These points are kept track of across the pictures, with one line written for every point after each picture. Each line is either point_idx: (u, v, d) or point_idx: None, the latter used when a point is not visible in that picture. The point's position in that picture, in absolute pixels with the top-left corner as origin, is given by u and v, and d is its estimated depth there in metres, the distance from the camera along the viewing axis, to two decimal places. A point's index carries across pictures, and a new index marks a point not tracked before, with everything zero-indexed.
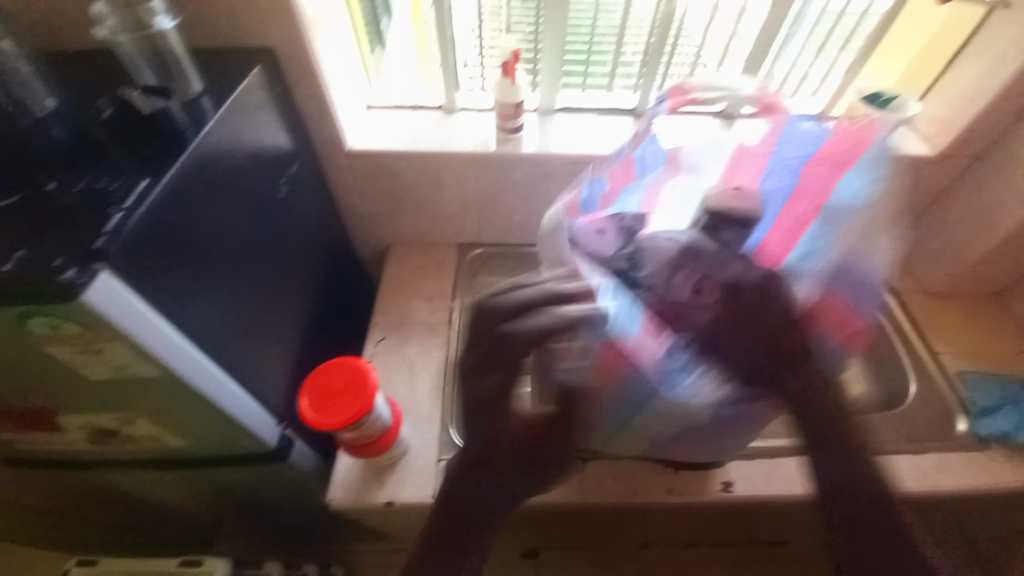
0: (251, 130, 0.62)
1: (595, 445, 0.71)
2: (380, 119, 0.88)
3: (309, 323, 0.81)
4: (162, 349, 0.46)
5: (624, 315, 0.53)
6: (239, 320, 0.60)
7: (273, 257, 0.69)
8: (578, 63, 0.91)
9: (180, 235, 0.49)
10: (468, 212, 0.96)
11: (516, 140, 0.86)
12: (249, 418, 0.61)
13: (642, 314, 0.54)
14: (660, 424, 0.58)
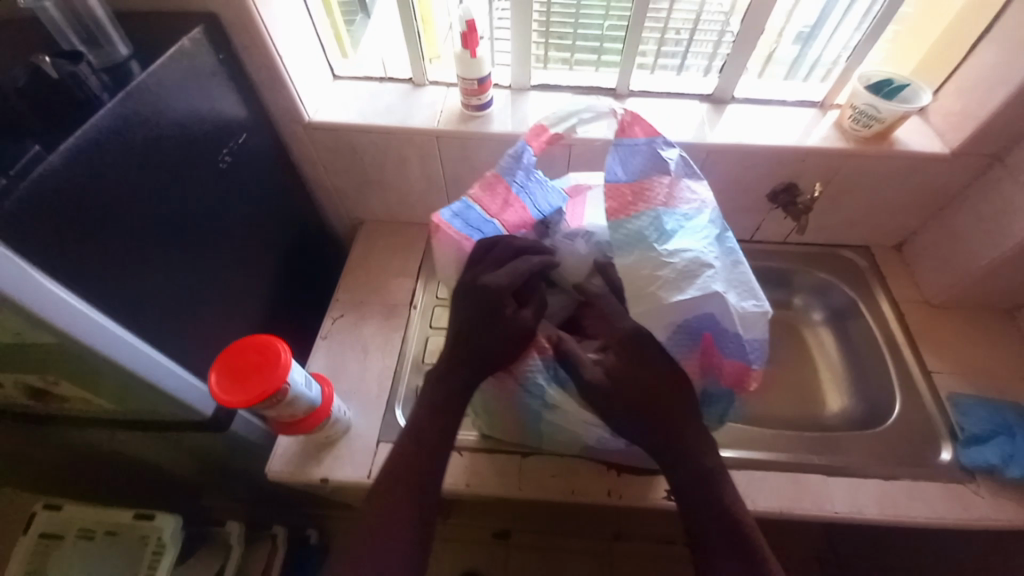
0: (178, 97, 0.61)
1: (529, 437, 0.69)
2: (345, 92, 0.85)
3: (264, 296, 0.82)
4: (50, 311, 0.46)
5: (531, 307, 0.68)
6: (161, 287, 0.60)
7: (213, 229, 0.68)
8: (591, 38, 0.85)
9: (82, 204, 0.50)
10: (436, 192, 0.92)
11: (482, 117, 0.82)
12: (176, 387, 0.61)
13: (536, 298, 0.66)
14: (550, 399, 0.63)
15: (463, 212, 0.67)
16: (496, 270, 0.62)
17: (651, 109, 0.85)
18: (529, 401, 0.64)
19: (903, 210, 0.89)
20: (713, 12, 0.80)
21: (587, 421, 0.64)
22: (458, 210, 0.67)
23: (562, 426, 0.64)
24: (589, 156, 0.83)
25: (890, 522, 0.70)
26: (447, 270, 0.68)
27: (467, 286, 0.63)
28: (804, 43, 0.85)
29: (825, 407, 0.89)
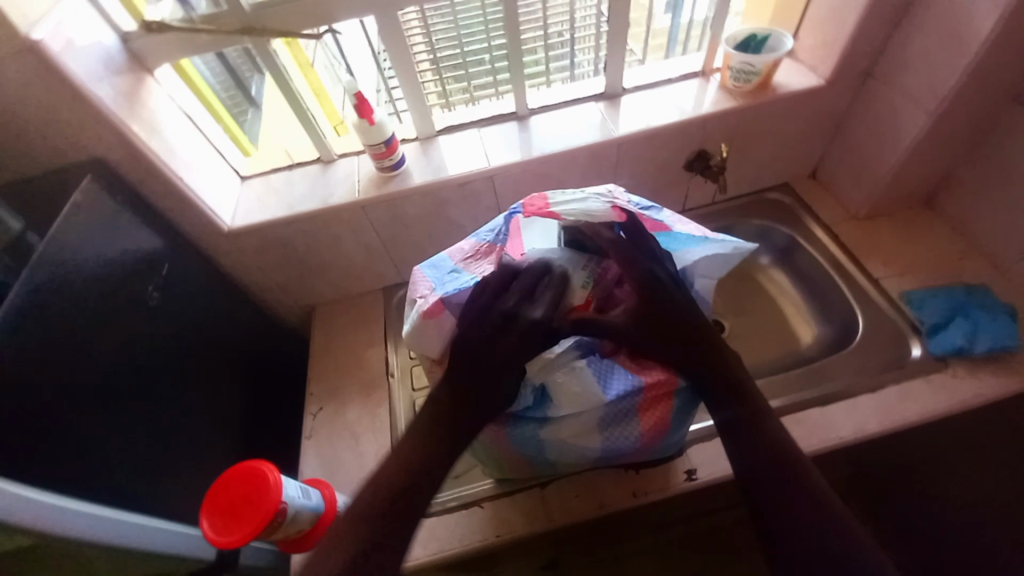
0: (87, 252, 0.59)
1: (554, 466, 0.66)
2: (258, 190, 0.85)
3: (235, 417, 0.79)
4: (15, 510, 0.42)
5: None
6: (125, 446, 0.57)
7: (163, 368, 0.66)
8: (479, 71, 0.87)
9: (22, 390, 0.48)
10: (379, 258, 0.92)
11: (400, 175, 0.83)
12: (172, 544, 0.58)
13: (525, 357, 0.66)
14: (578, 409, 0.58)
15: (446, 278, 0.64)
16: (484, 322, 0.61)
17: (555, 121, 0.89)
18: (544, 424, 0.60)
19: (806, 142, 0.95)
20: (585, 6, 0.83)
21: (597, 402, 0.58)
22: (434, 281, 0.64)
23: (567, 419, 0.59)
24: (511, 180, 0.86)
25: (892, 430, 0.73)
26: (431, 348, 0.63)
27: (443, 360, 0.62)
28: (671, 13, 0.89)
29: (799, 341, 0.93)
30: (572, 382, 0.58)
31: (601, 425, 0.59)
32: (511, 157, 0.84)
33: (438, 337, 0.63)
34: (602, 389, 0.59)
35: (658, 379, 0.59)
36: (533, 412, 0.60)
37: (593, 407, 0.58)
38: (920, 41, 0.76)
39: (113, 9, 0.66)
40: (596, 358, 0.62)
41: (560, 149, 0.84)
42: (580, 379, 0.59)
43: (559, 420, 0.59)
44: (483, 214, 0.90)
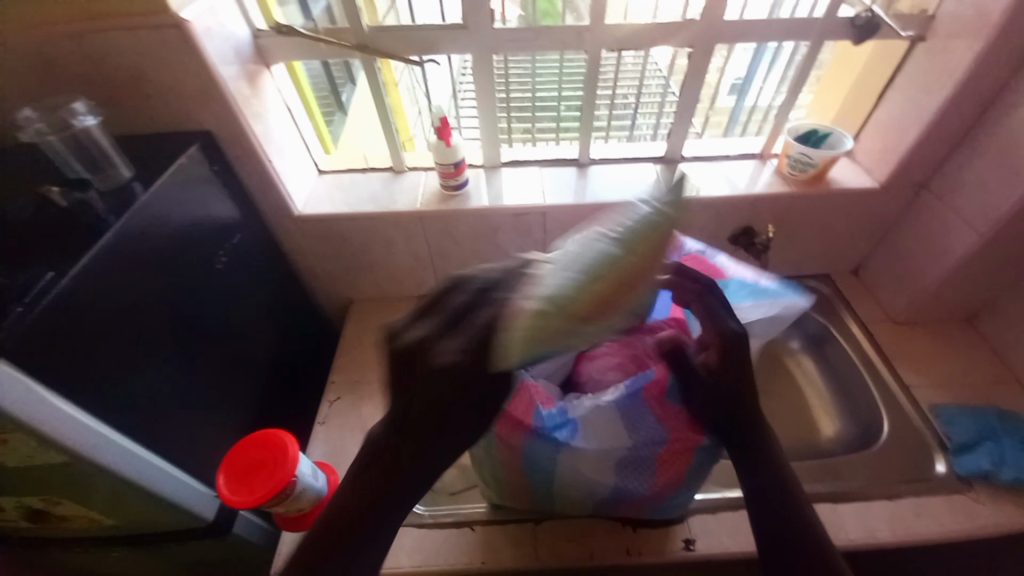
0: (179, 210, 0.65)
1: (553, 496, 0.65)
2: (331, 184, 0.92)
3: (260, 389, 0.82)
4: (64, 428, 0.48)
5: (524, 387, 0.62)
6: (164, 390, 0.61)
7: (212, 327, 0.70)
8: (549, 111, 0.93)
9: (94, 318, 0.52)
10: (423, 267, 0.97)
11: (460, 196, 0.89)
12: (178, 494, 0.61)
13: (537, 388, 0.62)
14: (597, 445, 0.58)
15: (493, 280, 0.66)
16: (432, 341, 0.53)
17: (613, 174, 0.94)
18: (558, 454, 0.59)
19: (851, 239, 0.97)
20: (653, 74, 0.90)
21: (617, 442, 0.58)
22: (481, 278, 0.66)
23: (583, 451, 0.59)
24: (562, 221, 0.91)
25: (904, 544, 0.71)
26: None
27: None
28: (738, 95, 0.94)
29: (820, 433, 0.91)
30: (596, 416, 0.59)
31: (617, 464, 0.59)
32: (567, 198, 0.89)
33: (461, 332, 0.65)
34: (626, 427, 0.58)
35: (684, 435, 0.59)
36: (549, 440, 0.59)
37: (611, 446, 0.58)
38: (979, 165, 0.79)
39: (252, 8, 0.75)
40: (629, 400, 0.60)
41: (614, 200, 0.88)
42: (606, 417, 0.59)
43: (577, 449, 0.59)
44: (529, 247, 0.95)
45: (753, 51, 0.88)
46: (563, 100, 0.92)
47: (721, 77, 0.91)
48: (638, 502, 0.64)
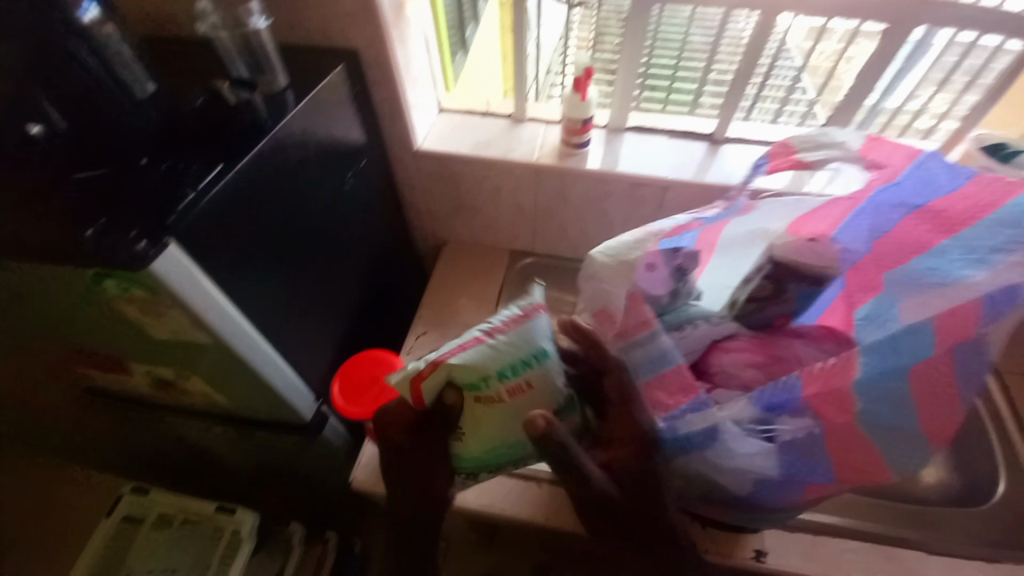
0: (322, 125, 0.66)
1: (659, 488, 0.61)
2: (450, 122, 0.91)
3: (358, 312, 0.85)
4: (214, 316, 0.49)
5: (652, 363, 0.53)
6: (289, 295, 0.64)
7: (330, 243, 0.72)
8: (662, 78, 0.87)
9: (246, 217, 0.53)
10: (523, 222, 0.96)
11: (580, 155, 0.85)
12: (286, 390, 0.65)
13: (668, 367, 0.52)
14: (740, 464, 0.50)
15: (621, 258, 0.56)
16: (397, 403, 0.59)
17: (747, 156, 0.86)
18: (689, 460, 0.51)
19: None
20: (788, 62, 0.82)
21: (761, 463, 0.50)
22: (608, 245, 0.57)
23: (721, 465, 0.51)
24: (682, 201, 0.86)
25: None
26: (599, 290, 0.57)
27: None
28: (901, 88, 0.81)
29: (918, 478, 0.81)
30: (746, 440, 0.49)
31: (752, 484, 0.51)
32: (696, 175, 0.83)
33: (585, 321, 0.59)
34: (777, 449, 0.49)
35: (854, 480, 0.49)
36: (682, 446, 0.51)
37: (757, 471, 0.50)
38: None
39: None
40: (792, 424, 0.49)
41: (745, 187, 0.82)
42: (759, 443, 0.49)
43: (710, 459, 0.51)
44: (636, 222, 0.91)
45: (913, 44, 0.74)
46: (681, 70, 0.86)
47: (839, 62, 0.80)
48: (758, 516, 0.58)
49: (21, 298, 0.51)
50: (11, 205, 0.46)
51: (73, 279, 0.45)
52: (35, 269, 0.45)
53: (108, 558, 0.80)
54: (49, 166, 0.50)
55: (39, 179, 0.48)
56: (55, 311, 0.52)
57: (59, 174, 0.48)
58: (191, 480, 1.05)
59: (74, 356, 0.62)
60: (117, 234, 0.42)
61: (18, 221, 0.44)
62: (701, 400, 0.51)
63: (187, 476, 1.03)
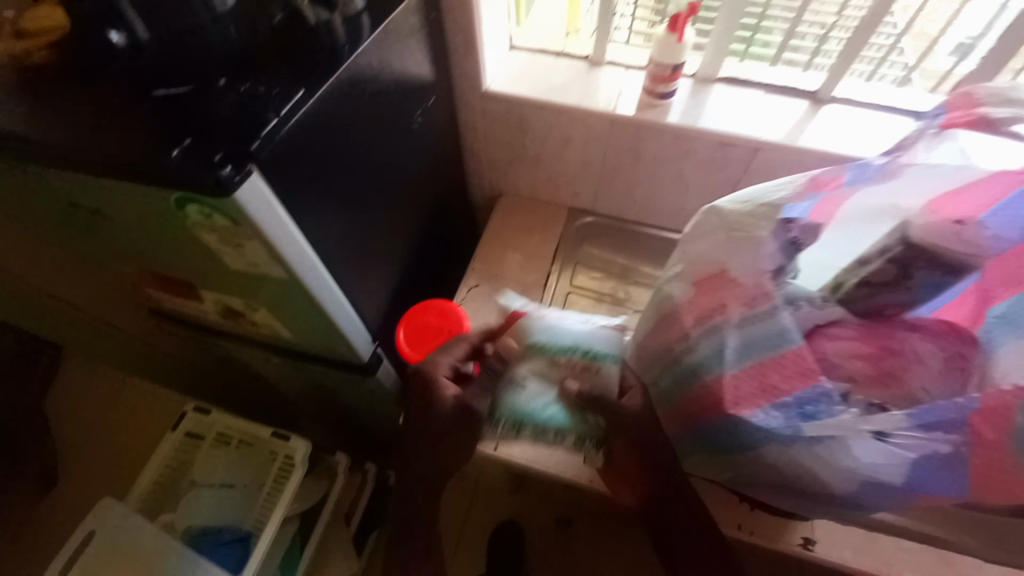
0: (396, 55, 0.61)
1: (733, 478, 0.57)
2: (521, 62, 0.84)
3: (413, 259, 0.84)
4: (289, 249, 0.48)
5: (766, 342, 0.45)
6: (354, 234, 0.62)
7: (394, 184, 0.69)
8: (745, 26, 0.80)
9: (321, 149, 0.50)
10: (587, 178, 0.91)
11: (663, 108, 0.78)
12: (347, 328, 0.65)
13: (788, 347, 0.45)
14: (850, 468, 0.44)
15: (750, 206, 0.49)
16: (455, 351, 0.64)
17: (851, 121, 0.77)
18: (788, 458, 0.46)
19: None
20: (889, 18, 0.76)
21: (879, 470, 0.43)
22: (738, 196, 0.51)
23: (826, 468, 0.45)
24: (769, 167, 0.78)
25: None
26: (705, 255, 0.51)
27: (669, 317, 0.53)
28: None
29: None
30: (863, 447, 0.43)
31: (859, 489, 0.45)
32: (792, 138, 0.75)
33: (676, 287, 0.53)
34: (905, 459, 0.42)
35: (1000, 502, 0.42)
36: (782, 439, 0.45)
37: (870, 479, 0.44)
38: None
39: None
40: (934, 438, 0.41)
41: (846, 156, 0.73)
42: (880, 452, 0.43)
43: (814, 457, 0.45)
44: (712, 186, 0.85)
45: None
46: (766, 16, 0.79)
47: (945, 29, 0.73)
48: (839, 512, 0.53)
49: (102, 218, 0.51)
50: (92, 119, 0.45)
51: (156, 200, 0.44)
52: (118, 187, 0.44)
53: (173, 467, 0.86)
54: (126, 81, 0.47)
55: (117, 94, 0.46)
56: (135, 233, 0.51)
57: (139, 91, 0.46)
58: (244, 404, 1.11)
59: (147, 278, 0.63)
60: (202, 156, 0.40)
61: (101, 136, 0.43)
62: (823, 390, 0.43)
63: (241, 399, 1.09)
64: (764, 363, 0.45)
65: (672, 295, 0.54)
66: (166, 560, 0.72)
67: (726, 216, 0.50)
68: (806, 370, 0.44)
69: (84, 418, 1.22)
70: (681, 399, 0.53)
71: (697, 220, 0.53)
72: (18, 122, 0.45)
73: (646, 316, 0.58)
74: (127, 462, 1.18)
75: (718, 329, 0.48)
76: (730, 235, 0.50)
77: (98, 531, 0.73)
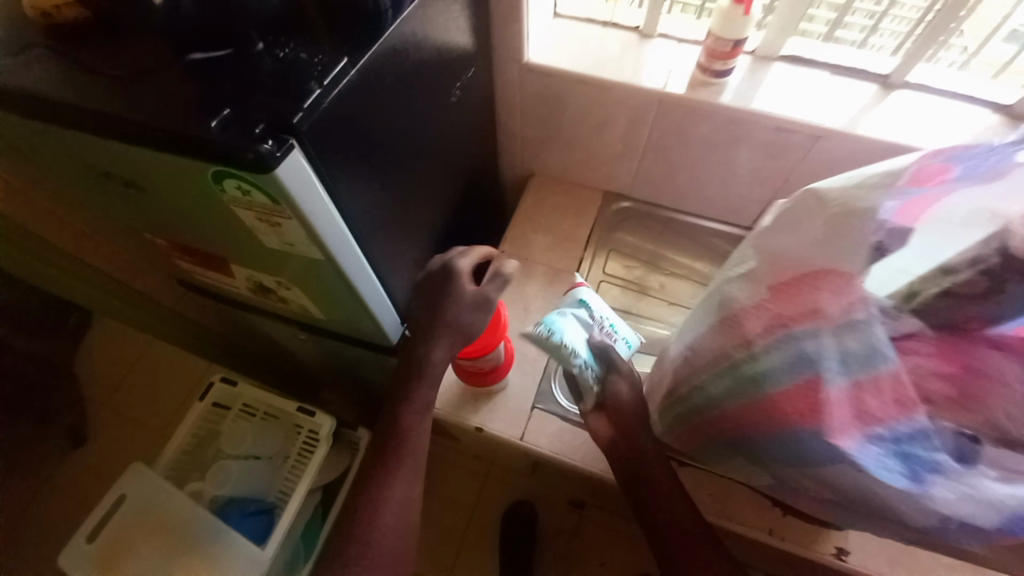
0: (439, 21, 0.57)
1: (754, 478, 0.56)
2: (565, 33, 0.78)
3: (444, 239, 0.81)
4: (327, 230, 0.46)
5: (864, 359, 0.40)
6: (390, 213, 0.59)
7: (430, 161, 0.66)
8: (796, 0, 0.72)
9: (363, 123, 0.47)
10: (627, 161, 0.86)
11: (718, 88, 0.72)
12: (379, 310, 0.63)
13: (889, 371, 0.40)
14: (944, 516, 0.40)
15: (860, 182, 0.40)
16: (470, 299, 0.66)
17: (922, 110, 0.71)
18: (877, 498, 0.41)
19: None
20: None
21: (979, 518, 0.40)
22: (840, 176, 0.42)
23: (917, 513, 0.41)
24: (827, 156, 0.73)
25: None
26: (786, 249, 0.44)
27: (727, 322, 0.46)
28: None
29: None
30: (964, 495, 0.39)
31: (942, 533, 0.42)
32: (857, 126, 0.69)
33: (741, 288, 0.46)
34: (999, 511, 0.39)
35: None
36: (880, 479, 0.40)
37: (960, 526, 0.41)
38: None
39: None
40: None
41: (916, 148, 0.68)
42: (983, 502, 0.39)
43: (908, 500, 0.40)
44: (762, 174, 0.80)
45: None
46: None
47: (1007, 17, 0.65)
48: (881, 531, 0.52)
49: (134, 189, 0.50)
50: (125, 83, 0.42)
51: (191, 173, 0.41)
52: (152, 157, 0.42)
53: (200, 435, 0.87)
54: (159, 43, 0.45)
55: (150, 56, 0.44)
56: (168, 205, 0.50)
57: (174, 55, 0.44)
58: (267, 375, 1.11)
59: (177, 249, 0.62)
60: (242, 129, 0.38)
61: (135, 102, 0.40)
62: (922, 426, 0.40)
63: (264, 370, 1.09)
64: (859, 387, 0.40)
65: (736, 295, 0.47)
66: (197, 523, 0.74)
67: (825, 198, 0.41)
68: (905, 398, 0.40)
69: (110, 378, 1.25)
70: (734, 414, 0.47)
71: (789, 203, 0.45)
72: (49, 83, 0.43)
73: (696, 319, 0.52)
74: (153, 424, 1.21)
75: (796, 337, 0.41)
76: (834, 222, 0.41)
77: (128, 496, 0.74)
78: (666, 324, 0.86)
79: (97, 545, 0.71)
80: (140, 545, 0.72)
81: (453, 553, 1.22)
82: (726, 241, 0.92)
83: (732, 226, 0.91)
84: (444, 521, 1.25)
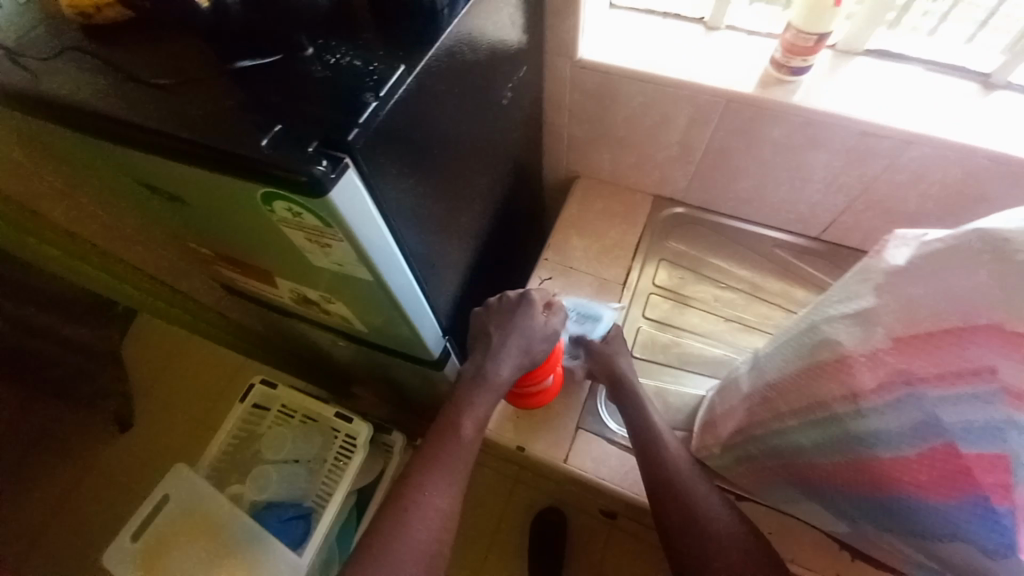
0: (495, 18, 0.53)
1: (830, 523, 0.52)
2: (622, 26, 0.73)
3: (487, 246, 0.77)
4: (378, 251, 0.43)
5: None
6: (439, 225, 0.56)
7: (477, 166, 0.62)
8: None
9: (417, 134, 0.43)
10: (683, 164, 0.80)
11: (793, 86, 0.65)
12: (423, 324, 0.60)
13: None
14: None
15: None
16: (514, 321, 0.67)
17: None
18: None
19: None
20: None
21: None
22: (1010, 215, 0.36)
23: None
24: (915, 164, 0.66)
25: None
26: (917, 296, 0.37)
27: (831, 367, 0.42)
28: None
29: None
30: None
31: None
32: (955, 132, 0.62)
33: (849, 330, 0.41)
34: None
35: None
36: None
37: None
38: None
39: None
40: None
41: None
42: None
43: None
44: (835, 182, 0.73)
45: None
46: None
47: None
48: None
49: (180, 201, 0.48)
50: (170, 93, 0.40)
51: (239, 191, 0.39)
52: (199, 174, 0.40)
53: (240, 436, 0.87)
54: (204, 48, 0.42)
55: (196, 63, 0.41)
56: (213, 219, 0.48)
57: (220, 61, 0.41)
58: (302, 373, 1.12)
59: (220, 258, 0.60)
60: (295, 147, 0.35)
61: (182, 115, 0.38)
62: None
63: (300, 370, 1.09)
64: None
65: (842, 338, 0.42)
66: (237, 527, 0.75)
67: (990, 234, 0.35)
68: None
69: (153, 368, 1.28)
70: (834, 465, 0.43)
71: (938, 244, 0.38)
72: (93, 92, 0.40)
73: (787, 358, 0.48)
74: (193, 415, 1.24)
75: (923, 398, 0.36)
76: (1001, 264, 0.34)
77: (171, 496, 0.75)
78: (718, 341, 0.80)
79: (141, 545, 0.72)
80: (183, 547, 0.73)
81: (482, 557, 1.21)
82: (788, 251, 0.85)
83: (795, 236, 0.85)
84: (473, 524, 1.24)
